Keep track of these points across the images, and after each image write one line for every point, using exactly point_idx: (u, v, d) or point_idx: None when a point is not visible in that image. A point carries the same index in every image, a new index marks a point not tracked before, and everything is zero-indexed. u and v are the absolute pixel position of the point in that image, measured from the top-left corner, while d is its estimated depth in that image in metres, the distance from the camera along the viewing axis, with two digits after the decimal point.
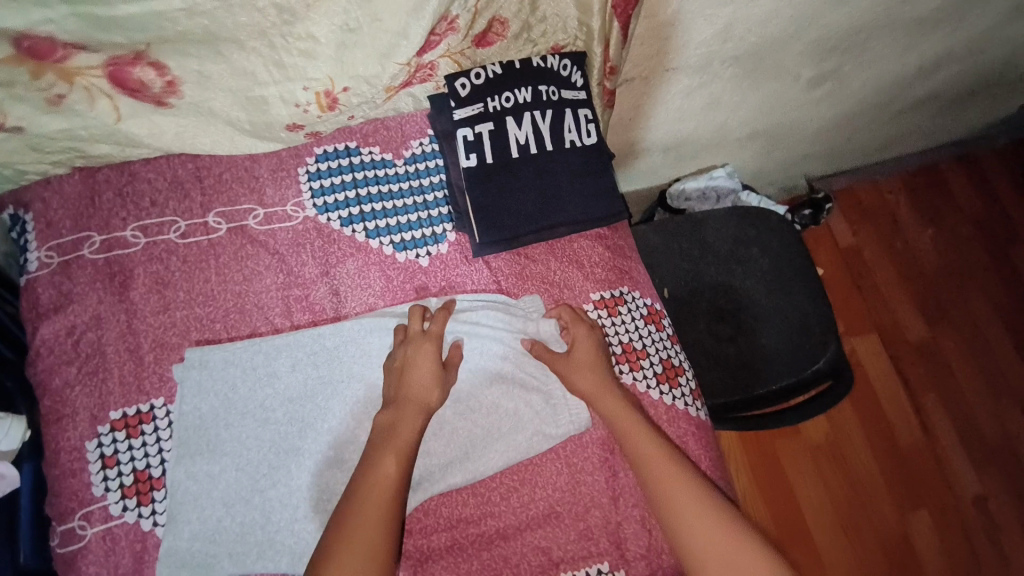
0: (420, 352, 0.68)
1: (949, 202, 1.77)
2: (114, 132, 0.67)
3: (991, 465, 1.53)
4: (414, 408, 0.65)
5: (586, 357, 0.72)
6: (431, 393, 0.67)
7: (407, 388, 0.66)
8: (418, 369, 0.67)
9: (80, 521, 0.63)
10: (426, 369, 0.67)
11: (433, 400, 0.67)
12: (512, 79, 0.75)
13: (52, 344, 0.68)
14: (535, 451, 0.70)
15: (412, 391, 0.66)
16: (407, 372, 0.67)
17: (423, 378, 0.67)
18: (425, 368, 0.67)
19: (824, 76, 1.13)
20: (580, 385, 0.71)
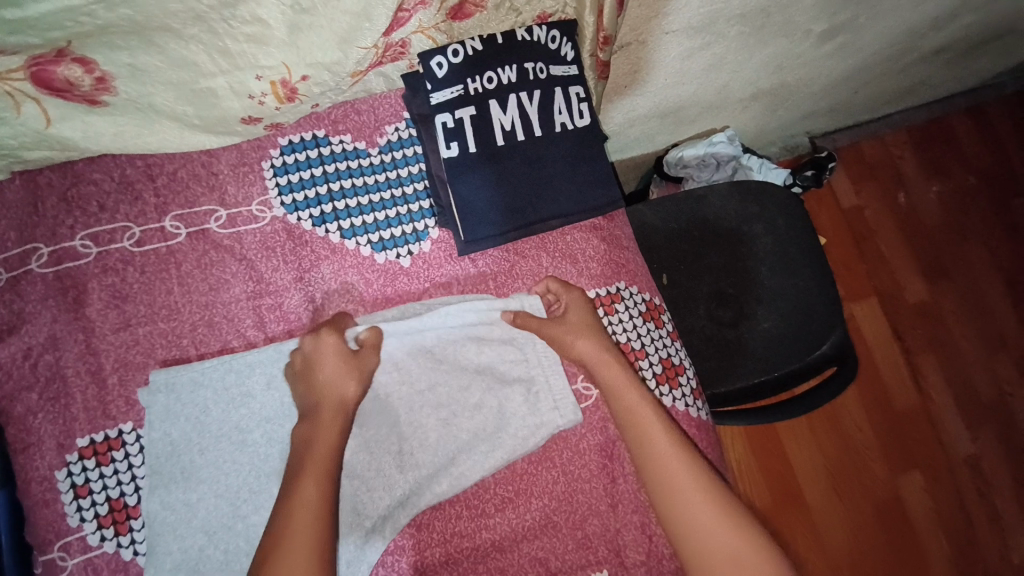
0: (322, 346, 0.63)
1: (956, 155, 1.70)
2: (45, 137, 0.59)
3: (983, 423, 1.55)
4: (328, 407, 0.60)
5: (580, 320, 0.69)
6: (346, 382, 0.61)
7: (317, 390, 0.61)
8: (326, 363, 0.62)
9: (60, 551, 0.60)
10: (333, 361, 0.62)
11: (348, 391, 0.61)
12: (495, 55, 0.67)
13: (10, 369, 0.63)
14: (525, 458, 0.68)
15: (323, 390, 0.61)
16: (315, 373, 0.62)
17: (333, 372, 0.62)
18: (333, 361, 0.62)
19: (836, 29, 1.03)
20: (577, 348, 0.67)
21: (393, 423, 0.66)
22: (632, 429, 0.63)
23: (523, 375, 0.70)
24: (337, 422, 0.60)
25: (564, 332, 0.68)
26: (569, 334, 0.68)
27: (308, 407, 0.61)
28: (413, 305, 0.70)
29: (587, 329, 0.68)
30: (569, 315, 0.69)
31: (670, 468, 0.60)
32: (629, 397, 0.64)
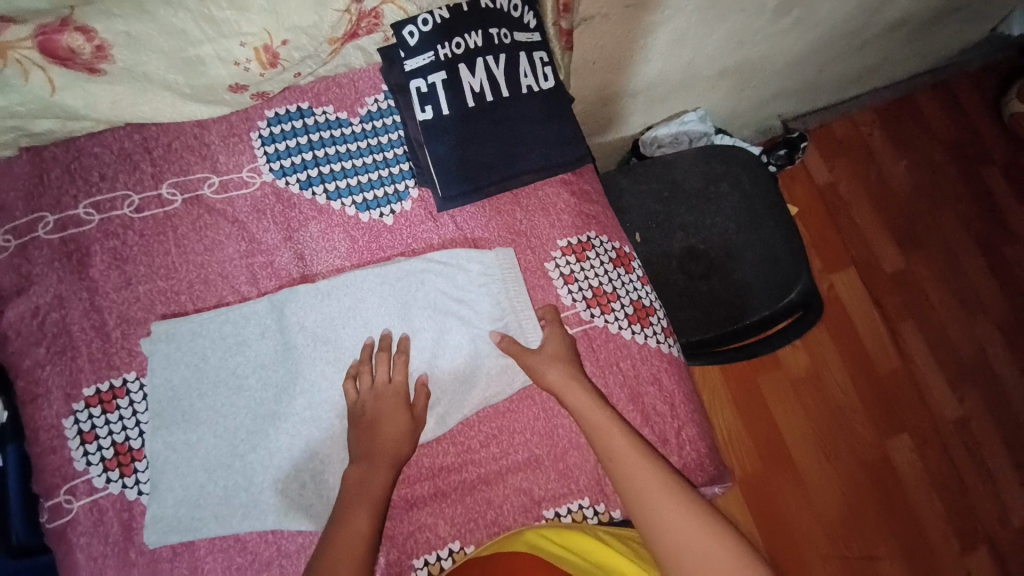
0: (386, 406, 0.66)
1: (924, 130, 1.76)
2: (50, 105, 0.66)
3: (967, 384, 1.58)
4: (382, 459, 0.64)
5: (558, 353, 0.71)
6: (402, 447, 0.65)
7: (374, 443, 0.65)
8: (390, 422, 0.66)
9: (66, 495, 0.64)
10: (396, 423, 0.66)
11: (403, 451, 0.65)
12: (462, 23, 0.73)
13: (18, 327, 0.67)
14: (502, 400, 0.72)
15: (381, 446, 0.64)
16: (373, 428, 0.65)
17: (392, 434, 0.65)
18: (393, 423, 0.66)
19: (790, 3, 1.10)
20: (549, 378, 0.69)
21: None
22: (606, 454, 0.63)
23: (498, 320, 0.74)
24: (387, 476, 0.63)
25: (540, 362, 0.70)
26: (543, 365, 0.70)
27: (360, 454, 0.64)
28: (398, 260, 0.74)
29: (567, 369, 0.69)
30: (546, 346, 0.71)
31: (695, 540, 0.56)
32: (603, 421, 0.65)
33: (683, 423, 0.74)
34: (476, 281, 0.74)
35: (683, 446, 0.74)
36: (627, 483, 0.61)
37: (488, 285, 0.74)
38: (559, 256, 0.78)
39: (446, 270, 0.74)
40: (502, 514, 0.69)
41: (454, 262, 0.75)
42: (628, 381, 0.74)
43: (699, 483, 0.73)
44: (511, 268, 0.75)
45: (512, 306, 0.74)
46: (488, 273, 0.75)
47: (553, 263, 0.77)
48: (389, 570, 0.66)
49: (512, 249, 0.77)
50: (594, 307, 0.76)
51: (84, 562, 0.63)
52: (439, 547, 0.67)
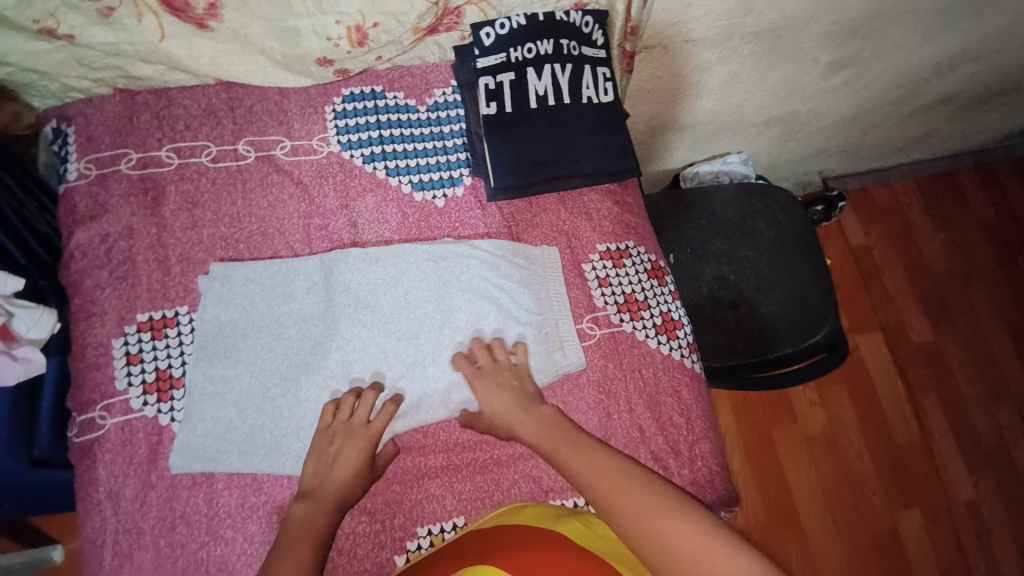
0: (350, 444, 0.66)
1: (964, 210, 1.74)
2: (156, 50, 0.72)
3: (985, 468, 1.51)
4: (329, 499, 0.63)
5: (500, 399, 0.69)
6: (352, 491, 0.64)
7: (327, 483, 0.64)
8: (348, 462, 0.65)
9: (100, 411, 0.67)
10: (353, 465, 0.65)
11: (352, 494, 0.64)
12: (536, 31, 0.78)
13: (86, 249, 0.72)
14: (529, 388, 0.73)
15: (332, 488, 0.64)
16: (331, 466, 0.65)
17: (346, 476, 0.64)
18: (350, 465, 0.65)
19: (843, 61, 1.14)
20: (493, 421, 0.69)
21: (411, 336, 0.73)
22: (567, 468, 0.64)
23: (533, 313, 0.76)
24: (333, 517, 0.62)
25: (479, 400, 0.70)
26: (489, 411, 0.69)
27: (310, 490, 0.64)
28: (444, 240, 0.78)
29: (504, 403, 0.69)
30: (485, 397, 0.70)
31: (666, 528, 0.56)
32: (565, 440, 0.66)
33: (697, 437, 0.75)
34: (518, 271, 0.78)
35: (695, 460, 0.74)
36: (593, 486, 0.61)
37: (530, 278, 0.78)
38: (597, 259, 0.81)
39: (491, 261, 0.77)
40: (510, 496, 0.70)
41: (502, 253, 0.78)
42: (647, 388, 0.76)
43: (707, 500, 0.73)
44: (554, 267, 0.79)
45: (551, 302, 0.77)
46: (532, 266, 0.78)
47: (590, 265, 0.80)
48: (393, 534, 0.67)
49: (557, 249, 0.80)
50: (623, 312, 0.79)
51: (106, 478, 0.65)
52: (444, 520, 0.69)
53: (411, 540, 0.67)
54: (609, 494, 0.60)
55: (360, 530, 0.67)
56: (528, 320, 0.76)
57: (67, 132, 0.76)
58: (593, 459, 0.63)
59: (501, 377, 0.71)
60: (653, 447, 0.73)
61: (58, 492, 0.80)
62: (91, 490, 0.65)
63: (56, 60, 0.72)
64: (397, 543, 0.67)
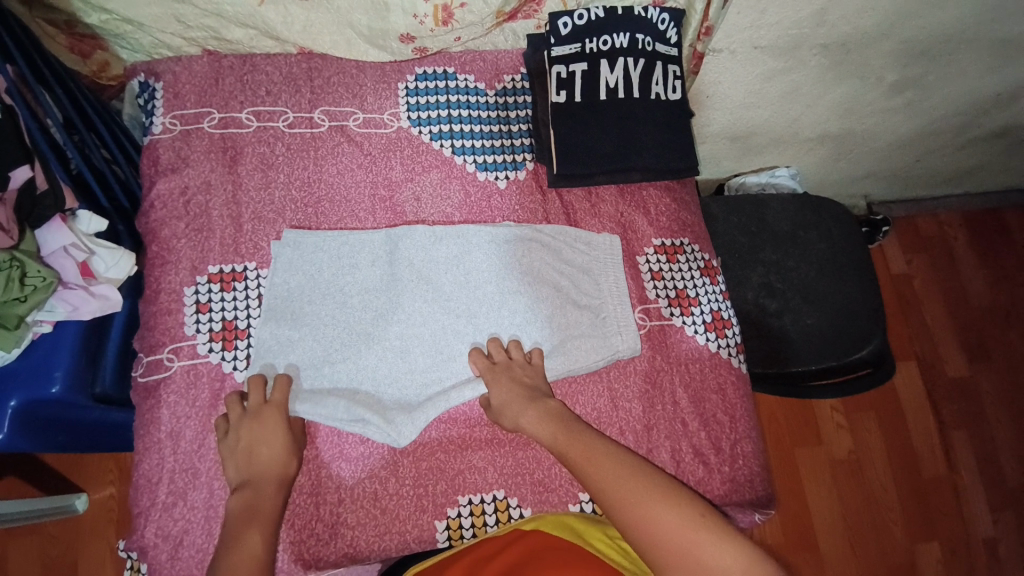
0: (261, 428, 0.65)
1: (1007, 245, 1.67)
2: (253, 14, 0.75)
3: (1009, 508, 1.44)
4: (265, 482, 0.62)
5: (509, 393, 0.69)
6: (285, 467, 0.64)
7: (255, 468, 0.62)
8: (266, 444, 0.64)
9: (168, 354, 0.70)
10: (273, 443, 0.64)
11: (288, 468, 0.64)
12: (613, 23, 0.80)
13: (165, 200, 0.75)
14: (583, 371, 0.74)
15: (262, 471, 0.62)
16: (252, 452, 0.63)
17: (272, 455, 0.63)
18: (272, 444, 0.64)
19: (907, 82, 1.13)
20: (497, 401, 0.69)
21: (470, 317, 0.75)
22: (575, 467, 0.62)
23: (590, 301, 0.78)
24: (276, 495, 0.61)
25: (494, 385, 0.70)
26: (502, 401, 0.69)
27: (242, 483, 0.62)
28: (504, 224, 0.79)
29: (515, 393, 0.69)
30: (496, 392, 0.69)
31: (677, 532, 0.54)
32: (578, 439, 0.64)
33: (739, 437, 0.76)
34: (578, 257, 0.79)
35: (735, 459, 0.75)
36: (605, 487, 0.59)
37: (590, 264, 0.79)
38: (651, 253, 0.82)
39: (550, 245, 0.79)
40: (550, 475, 0.72)
41: (562, 238, 0.80)
42: (692, 383, 0.77)
43: (744, 499, 0.74)
44: (615, 254, 0.80)
45: (610, 290, 0.78)
46: (593, 253, 0.79)
47: (644, 258, 0.82)
48: (435, 500, 0.69)
49: (618, 238, 0.81)
50: (674, 307, 0.80)
51: (168, 418, 0.68)
52: (485, 492, 0.70)
53: (452, 508, 0.69)
54: (618, 493, 0.58)
55: (403, 493, 0.69)
56: (587, 305, 0.77)
57: (154, 86, 0.80)
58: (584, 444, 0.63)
59: (513, 373, 0.71)
60: (695, 442, 0.74)
61: (99, 432, 0.82)
62: (153, 429, 0.68)
63: (155, 15, 0.75)
64: (438, 509, 0.69)
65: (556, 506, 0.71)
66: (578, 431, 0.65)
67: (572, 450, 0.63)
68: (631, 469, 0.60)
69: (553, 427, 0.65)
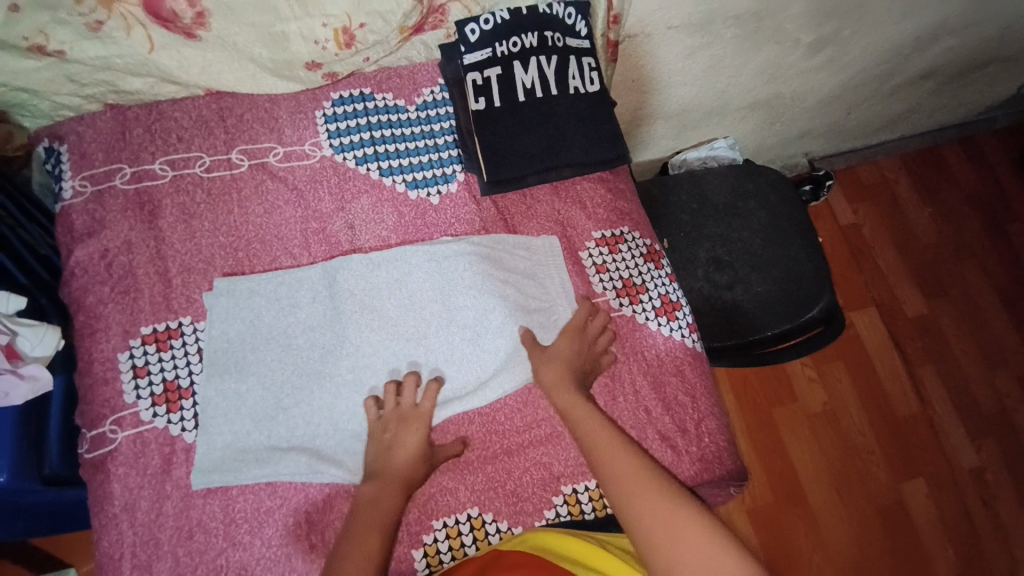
0: (408, 431, 0.69)
1: (948, 181, 1.72)
2: (146, 62, 0.73)
3: (986, 436, 1.49)
4: (393, 484, 0.66)
5: (563, 353, 0.73)
6: (416, 472, 0.67)
7: (391, 465, 0.67)
8: (403, 447, 0.68)
9: (111, 426, 0.67)
10: (411, 448, 0.68)
11: (415, 476, 0.67)
12: (519, 24, 0.80)
13: (86, 266, 0.72)
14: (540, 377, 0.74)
15: (397, 471, 0.67)
16: (391, 452, 0.68)
17: (408, 459, 0.67)
18: (410, 449, 0.68)
19: (824, 40, 1.15)
20: (545, 377, 0.72)
21: (421, 337, 0.73)
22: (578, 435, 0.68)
23: (539, 306, 0.77)
24: (398, 497, 0.66)
25: (541, 360, 0.73)
26: (542, 362, 0.73)
27: (373, 475, 0.67)
28: (438, 242, 0.78)
29: (562, 369, 0.72)
30: (553, 347, 0.74)
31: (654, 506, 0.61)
32: (577, 413, 0.69)
33: (703, 415, 0.77)
34: (520, 264, 0.79)
35: (702, 437, 0.76)
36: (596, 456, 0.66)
37: (533, 269, 0.79)
38: (593, 246, 0.82)
39: (492, 255, 0.78)
40: (522, 485, 0.71)
41: (501, 247, 0.79)
42: (650, 369, 0.77)
43: (716, 475, 0.75)
44: (556, 255, 0.80)
45: (555, 290, 0.78)
46: (535, 258, 0.80)
47: (587, 252, 0.82)
48: (409, 529, 0.68)
49: (558, 238, 0.81)
50: (623, 297, 0.80)
51: (120, 491, 0.65)
52: (458, 512, 0.69)
53: (427, 534, 0.68)
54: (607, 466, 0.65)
55: None
56: (534, 310, 0.77)
57: (59, 150, 0.76)
58: (613, 444, 0.66)
59: (592, 349, 0.75)
60: (660, 427, 0.75)
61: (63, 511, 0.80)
62: (105, 505, 0.65)
63: (46, 77, 0.72)
64: (414, 538, 0.68)
65: (532, 515, 0.70)
66: (576, 400, 0.70)
67: (572, 419, 0.69)
68: (640, 461, 0.65)
69: (565, 399, 0.70)
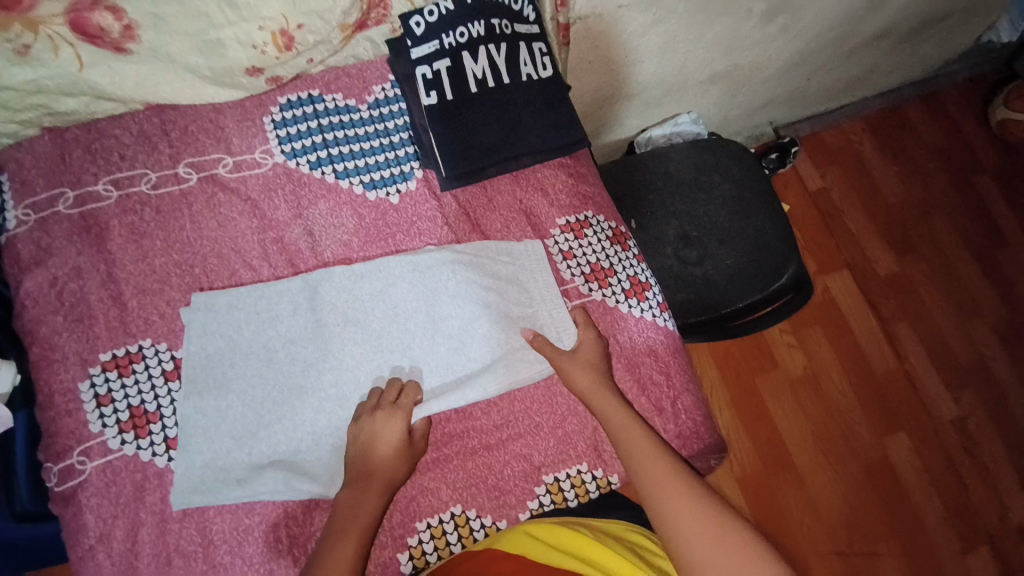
0: (388, 427, 0.67)
1: (911, 139, 1.74)
2: (77, 81, 0.71)
3: (965, 387, 1.52)
4: (375, 485, 0.65)
5: (589, 356, 0.73)
6: (396, 469, 0.66)
7: (374, 469, 0.66)
8: (384, 446, 0.66)
9: (79, 456, 0.65)
10: (393, 447, 0.66)
11: (398, 475, 0.67)
12: (464, 14, 0.78)
13: (37, 296, 0.70)
14: (523, 381, 0.73)
15: (381, 473, 0.65)
16: (372, 449, 0.66)
17: (389, 458, 0.66)
18: (391, 446, 0.66)
19: (777, 8, 1.15)
20: (579, 383, 0.71)
21: (406, 349, 0.72)
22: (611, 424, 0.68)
23: (523, 312, 0.77)
24: (379, 499, 0.65)
25: (571, 364, 0.72)
26: (575, 368, 0.72)
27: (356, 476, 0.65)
28: (404, 254, 0.77)
29: (597, 373, 0.72)
30: (580, 351, 0.73)
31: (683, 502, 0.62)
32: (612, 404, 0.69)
33: (678, 393, 0.77)
34: (504, 270, 0.78)
35: (679, 415, 0.76)
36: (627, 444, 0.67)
37: (517, 275, 0.78)
38: (558, 233, 0.82)
39: (476, 263, 0.77)
40: (503, 479, 0.71)
41: (486, 255, 0.78)
42: (624, 352, 0.77)
43: (695, 451, 0.76)
44: (539, 259, 0.79)
45: (541, 294, 0.78)
46: (519, 266, 0.78)
47: (552, 240, 0.81)
48: (392, 534, 0.67)
49: (541, 243, 0.80)
50: (591, 282, 0.80)
51: (94, 522, 0.64)
52: (441, 511, 0.69)
53: (411, 537, 0.68)
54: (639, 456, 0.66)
55: None
56: (519, 317, 0.76)
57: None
58: (642, 434, 0.67)
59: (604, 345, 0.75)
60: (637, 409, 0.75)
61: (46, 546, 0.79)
62: (80, 538, 0.64)
63: None
64: (398, 541, 0.67)
65: (515, 508, 0.70)
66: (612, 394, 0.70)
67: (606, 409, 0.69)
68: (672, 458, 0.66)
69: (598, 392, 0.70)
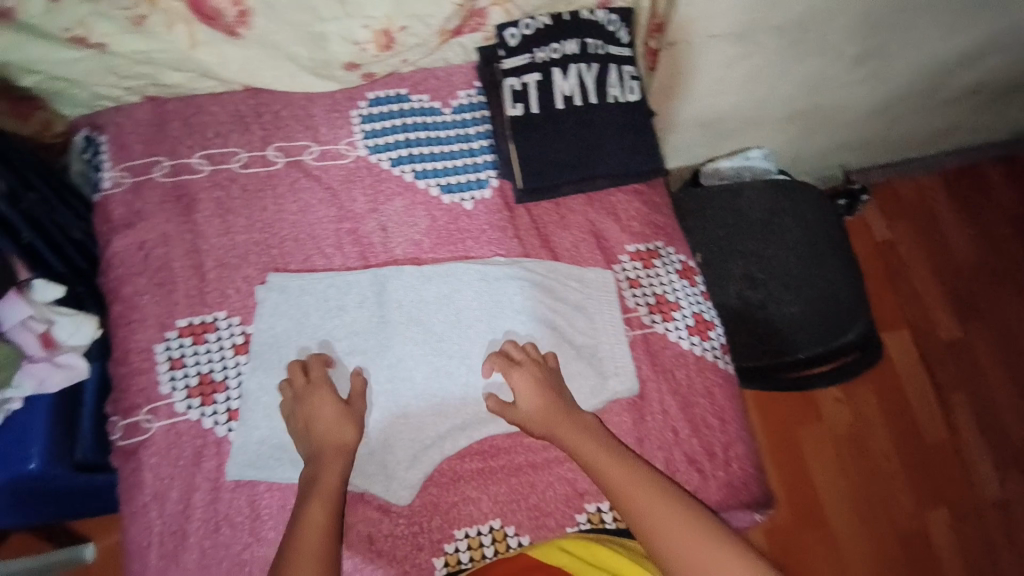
0: (319, 399, 0.66)
1: (989, 201, 1.66)
2: (186, 58, 0.74)
3: (1014, 468, 1.43)
4: (326, 452, 0.63)
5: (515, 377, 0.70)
6: (348, 436, 0.65)
7: (320, 439, 0.64)
8: (320, 417, 0.65)
9: (147, 414, 0.68)
10: (327, 416, 0.65)
11: (348, 438, 0.65)
12: (559, 31, 0.79)
13: (123, 257, 0.73)
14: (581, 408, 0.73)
15: (326, 441, 0.64)
16: (311, 422, 0.65)
17: (329, 426, 0.65)
18: (326, 416, 0.65)
19: (869, 53, 1.12)
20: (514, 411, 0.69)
21: (466, 358, 0.73)
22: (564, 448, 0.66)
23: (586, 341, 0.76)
24: (339, 464, 0.63)
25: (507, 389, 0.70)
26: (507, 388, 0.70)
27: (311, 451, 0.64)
28: (474, 262, 0.77)
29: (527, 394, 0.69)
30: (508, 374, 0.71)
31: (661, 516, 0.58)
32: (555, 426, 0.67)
33: (730, 439, 0.76)
34: (573, 295, 0.77)
35: (729, 462, 0.75)
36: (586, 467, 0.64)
37: (585, 302, 0.77)
38: (627, 259, 0.81)
39: (545, 283, 0.77)
40: (545, 499, 0.71)
41: (555, 276, 0.78)
42: (679, 389, 0.76)
43: (741, 500, 0.74)
44: (609, 290, 0.78)
45: (604, 326, 0.76)
46: (587, 291, 0.78)
47: (620, 266, 0.80)
48: (430, 537, 0.68)
49: (610, 272, 0.79)
50: (655, 313, 0.79)
51: (151, 480, 0.67)
52: (480, 522, 0.69)
53: (448, 543, 0.68)
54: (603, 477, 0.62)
55: (398, 533, 0.68)
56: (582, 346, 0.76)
57: (99, 140, 0.77)
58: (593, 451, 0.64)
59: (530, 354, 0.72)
60: (687, 450, 0.74)
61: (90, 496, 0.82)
62: (137, 492, 0.67)
63: (88, 68, 0.73)
64: (434, 545, 0.68)
65: (553, 530, 0.70)
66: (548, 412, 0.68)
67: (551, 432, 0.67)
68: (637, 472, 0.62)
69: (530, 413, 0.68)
